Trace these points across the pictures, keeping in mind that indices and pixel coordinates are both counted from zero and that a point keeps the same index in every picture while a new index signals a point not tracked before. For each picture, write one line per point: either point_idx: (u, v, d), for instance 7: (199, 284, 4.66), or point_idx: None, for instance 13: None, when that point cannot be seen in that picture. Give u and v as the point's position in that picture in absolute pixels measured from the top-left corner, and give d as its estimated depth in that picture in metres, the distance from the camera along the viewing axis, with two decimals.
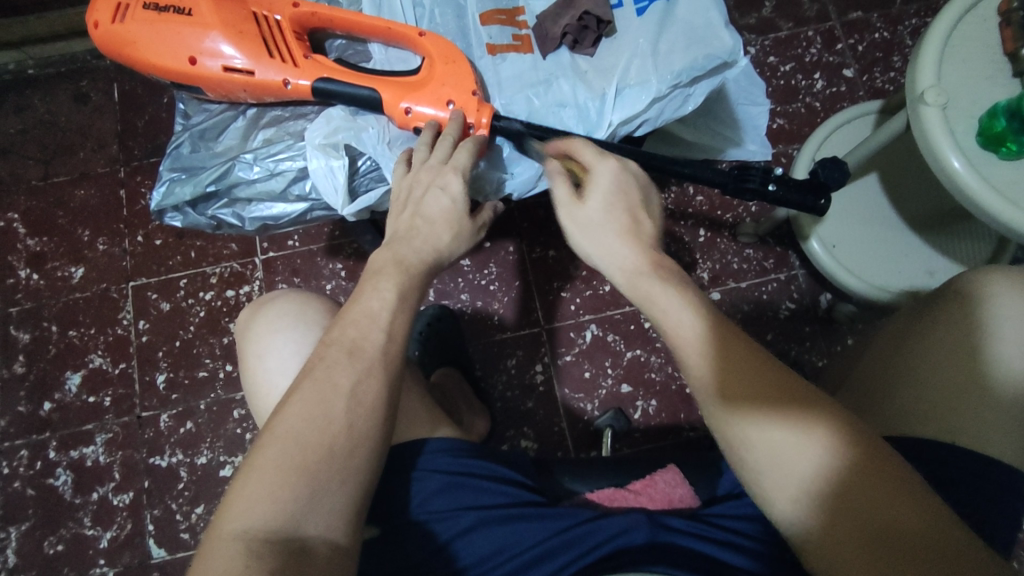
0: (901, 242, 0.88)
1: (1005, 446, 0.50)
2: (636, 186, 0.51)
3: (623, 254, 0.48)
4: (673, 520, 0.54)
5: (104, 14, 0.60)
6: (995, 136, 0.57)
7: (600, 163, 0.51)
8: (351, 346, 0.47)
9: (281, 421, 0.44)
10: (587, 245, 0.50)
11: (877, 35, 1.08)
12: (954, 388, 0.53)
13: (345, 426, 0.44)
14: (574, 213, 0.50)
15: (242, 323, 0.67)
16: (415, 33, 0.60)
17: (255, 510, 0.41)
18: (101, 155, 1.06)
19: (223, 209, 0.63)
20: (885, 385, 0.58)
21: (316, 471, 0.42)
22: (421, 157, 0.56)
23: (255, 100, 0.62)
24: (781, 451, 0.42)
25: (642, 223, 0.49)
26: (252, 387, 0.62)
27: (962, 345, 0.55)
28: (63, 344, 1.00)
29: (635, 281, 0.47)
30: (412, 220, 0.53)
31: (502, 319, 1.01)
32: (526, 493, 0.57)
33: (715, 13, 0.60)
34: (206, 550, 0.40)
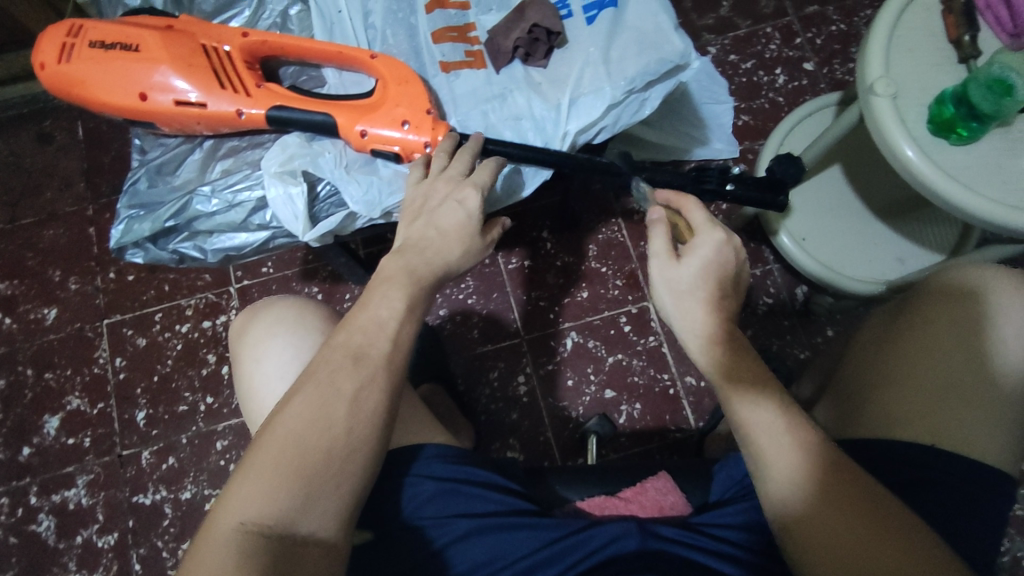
0: (869, 230, 0.89)
1: (994, 450, 0.52)
2: (735, 266, 0.50)
3: (700, 320, 0.49)
4: (663, 528, 0.53)
5: (49, 55, 0.60)
6: (946, 123, 0.57)
7: (707, 231, 0.50)
8: (356, 351, 0.46)
9: (282, 421, 0.43)
10: (672, 302, 0.50)
11: (833, 27, 1.09)
12: (953, 390, 0.54)
13: (346, 430, 0.43)
14: (665, 271, 0.50)
15: (238, 324, 0.66)
16: (367, 56, 0.60)
17: (251, 504, 0.41)
18: (68, 194, 1.05)
19: (184, 243, 0.62)
20: (876, 384, 0.58)
21: (312, 473, 0.42)
22: (439, 166, 0.55)
23: (210, 131, 0.62)
24: (763, 432, 0.47)
25: (730, 298, 0.50)
26: (246, 389, 0.61)
27: (960, 347, 0.56)
28: (40, 387, 0.98)
29: (712, 350, 0.49)
30: (425, 230, 0.52)
31: (482, 332, 1.00)
32: (517, 501, 0.56)
33: (663, 18, 0.61)
34: (203, 540, 0.40)
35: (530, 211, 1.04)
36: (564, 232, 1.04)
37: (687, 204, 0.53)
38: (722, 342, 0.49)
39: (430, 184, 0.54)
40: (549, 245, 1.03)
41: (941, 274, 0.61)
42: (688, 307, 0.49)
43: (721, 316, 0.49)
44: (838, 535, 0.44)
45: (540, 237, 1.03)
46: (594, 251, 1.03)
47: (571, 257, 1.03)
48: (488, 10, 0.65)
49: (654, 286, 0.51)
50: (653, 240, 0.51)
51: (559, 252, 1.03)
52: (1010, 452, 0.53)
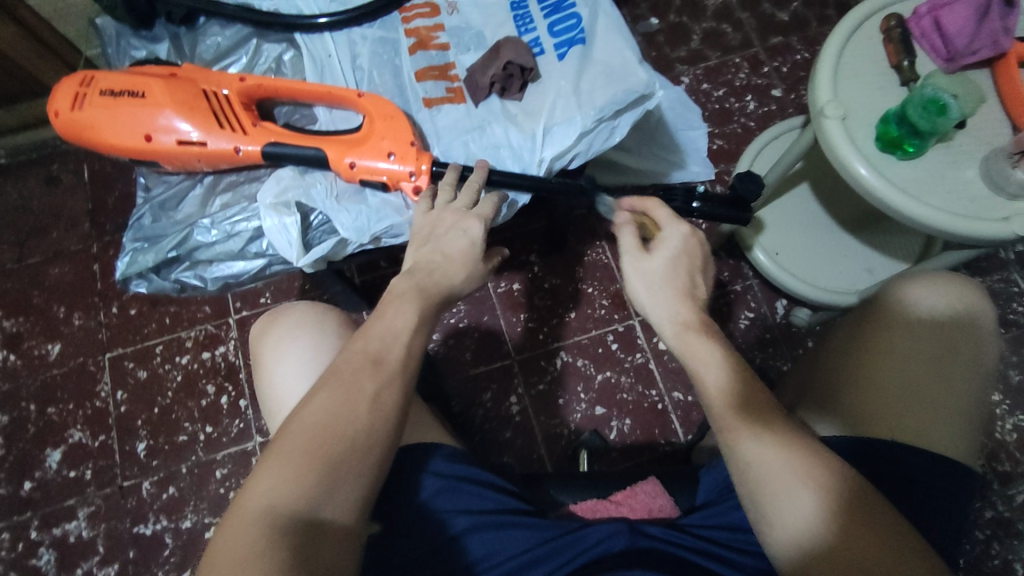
0: (839, 243, 0.93)
1: (957, 446, 0.56)
2: (699, 257, 0.56)
3: (677, 310, 0.53)
4: (650, 527, 0.56)
5: (63, 103, 0.65)
6: (892, 140, 0.62)
7: (672, 224, 0.56)
8: (375, 355, 0.49)
9: (306, 413, 0.46)
10: (643, 294, 0.54)
11: (798, 55, 1.16)
12: (919, 391, 0.58)
13: (367, 426, 0.46)
14: (639, 262, 0.55)
15: (257, 327, 0.69)
16: (355, 94, 0.65)
17: (278, 490, 0.43)
18: (73, 233, 1.10)
19: (186, 272, 0.66)
20: (845, 386, 0.62)
21: (334, 461, 0.44)
22: (445, 199, 0.59)
23: (210, 168, 0.66)
24: (784, 470, 0.46)
25: (696, 288, 0.54)
26: (265, 388, 0.64)
27: (927, 353, 0.60)
28: (42, 422, 1.01)
29: (683, 335, 0.52)
30: (431, 253, 0.56)
31: (474, 354, 1.03)
32: (512, 501, 0.59)
33: (629, 52, 0.66)
34: (231, 524, 0.42)
35: (518, 236, 1.08)
36: (550, 255, 1.08)
37: (650, 205, 0.59)
38: (699, 333, 0.51)
39: (438, 215, 0.59)
40: (536, 268, 1.07)
41: (899, 284, 0.65)
42: (658, 305, 0.53)
43: (720, 343, 0.51)
44: (861, 570, 0.44)
45: (528, 261, 1.07)
46: (580, 273, 1.07)
47: (558, 279, 1.07)
48: (466, 50, 0.71)
49: (628, 279, 0.56)
50: (624, 238, 0.57)
51: (546, 274, 1.07)
52: (969, 447, 0.57)
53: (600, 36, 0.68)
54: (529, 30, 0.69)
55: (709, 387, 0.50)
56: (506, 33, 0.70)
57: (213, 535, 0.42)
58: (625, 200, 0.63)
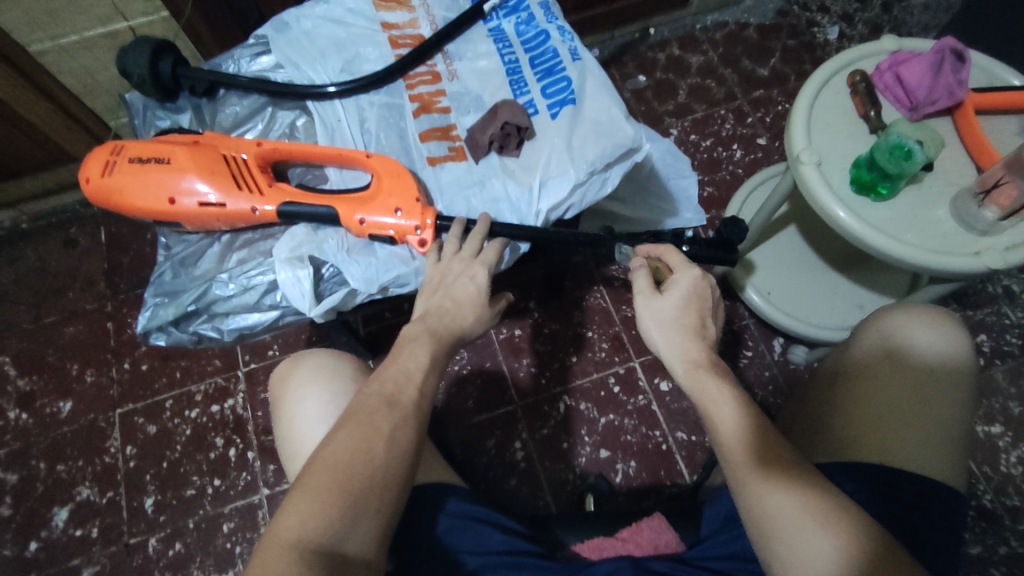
0: (828, 281, 0.96)
1: (945, 471, 0.58)
2: (710, 298, 0.59)
3: (689, 348, 0.56)
4: (655, 563, 0.58)
5: (94, 170, 0.70)
6: (865, 184, 0.66)
7: (684, 269, 0.60)
8: (389, 398, 0.52)
9: (332, 450, 0.48)
10: (657, 333, 0.58)
11: (779, 107, 1.23)
12: (903, 415, 0.60)
13: (385, 463, 0.49)
14: (652, 303, 0.59)
15: (277, 374, 0.72)
16: (363, 155, 0.70)
17: (307, 523, 0.45)
18: (89, 293, 1.14)
19: (204, 325, 0.69)
20: (830, 417, 0.64)
21: (358, 497, 0.47)
22: (453, 249, 0.63)
23: (228, 227, 0.71)
24: (795, 513, 0.48)
25: (706, 326, 0.58)
26: (286, 432, 0.66)
27: (912, 384, 0.62)
28: (51, 480, 1.02)
29: (693, 372, 0.55)
30: (442, 301, 0.59)
31: (478, 401, 1.05)
32: (524, 543, 0.60)
33: (616, 110, 0.72)
34: (263, 559, 0.43)
35: (519, 283, 1.12)
36: (550, 301, 1.11)
37: (665, 251, 0.63)
38: (707, 369, 0.55)
39: (446, 265, 0.62)
40: (537, 314, 1.10)
41: (877, 320, 0.69)
42: (668, 342, 0.57)
43: (730, 383, 0.54)
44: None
45: (529, 308, 1.11)
46: (581, 318, 1.10)
47: (559, 324, 1.10)
48: (466, 112, 0.76)
49: (641, 318, 0.60)
50: (637, 281, 0.61)
51: (547, 320, 1.10)
52: (956, 471, 0.59)
53: (589, 96, 0.74)
54: (523, 93, 0.75)
55: (727, 433, 0.52)
56: (503, 95, 0.76)
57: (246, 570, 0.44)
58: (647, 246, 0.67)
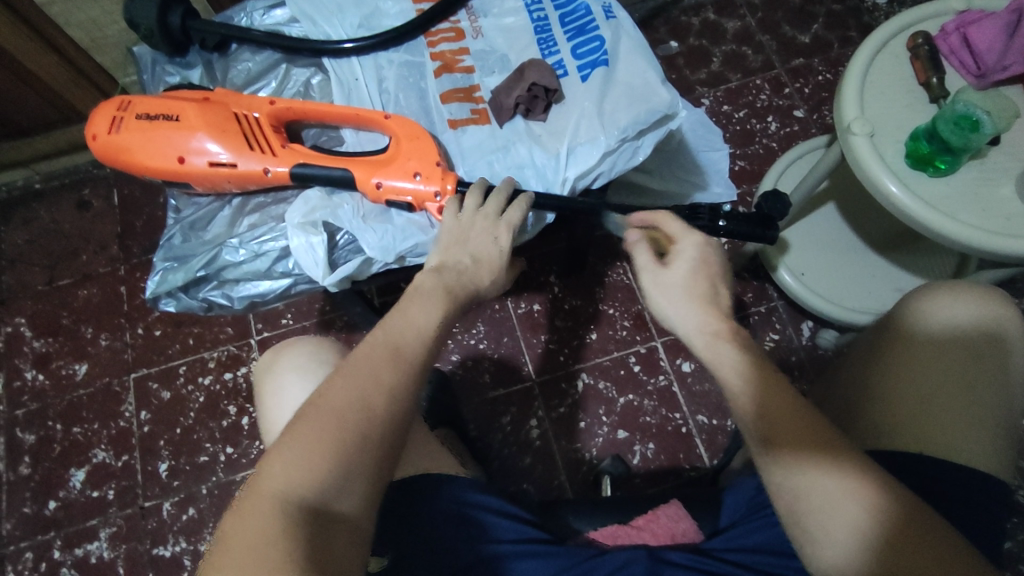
0: (866, 264, 0.91)
1: (987, 459, 0.54)
2: (717, 262, 0.54)
3: (705, 321, 0.51)
4: (673, 554, 0.55)
5: (101, 127, 0.67)
6: (923, 157, 0.61)
7: (685, 236, 0.55)
8: (393, 347, 0.49)
9: (326, 399, 0.45)
10: (669, 306, 0.53)
11: (820, 77, 1.16)
12: (943, 399, 0.57)
13: (384, 421, 0.46)
14: (658, 277, 0.54)
15: (258, 364, 0.69)
16: (381, 116, 0.66)
17: (293, 477, 0.42)
18: (102, 256, 1.12)
19: (214, 291, 0.66)
20: (863, 399, 0.61)
21: (349, 453, 0.44)
22: (475, 204, 0.59)
23: (239, 189, 0.67)
24: (835, 494, 0.45)
25: (720, 294, 0.53)
26: (269, 421, 0.64)
27: (956, 365, 0.58)
28: (67, 442, 1.02)
29: (713, 343, 0.50)
30: (460, 256, 0.56)
31: (494, 376, 1.02)
32: (532, 530, 0.57)
33: (652, 73, 0.67)
34: (243, 508, 0.42)
35: (538, 258, 1.08)
36: (570, 276, 1.07)
37: (660, 218, 0.59)
38: (728, 340, 0.50)
39: (467, 220, 0.58)
40: (557, 289, 1.07)
41: (914, 293, 0.64)
42: (680, 313, 0.52)
43: (753, 355, 0.50)
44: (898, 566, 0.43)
45: (548, 282, 1.07)
46: (601, 294, 1.06)
47: (579, 300, 1.06)
48: (491, 73, 0.71)
49: (648, 292, 0.55)
50: (638, 256, 0.56)
51: (567, 296, 1.06)
52: (1000, 459, 0.55)
53: (623, 58, 0.68)
54: (552, 53, 0.70)
55: (739, 399, 0.49)
56: (531, 55, 0.71)
57: (226, 517, 0.42)
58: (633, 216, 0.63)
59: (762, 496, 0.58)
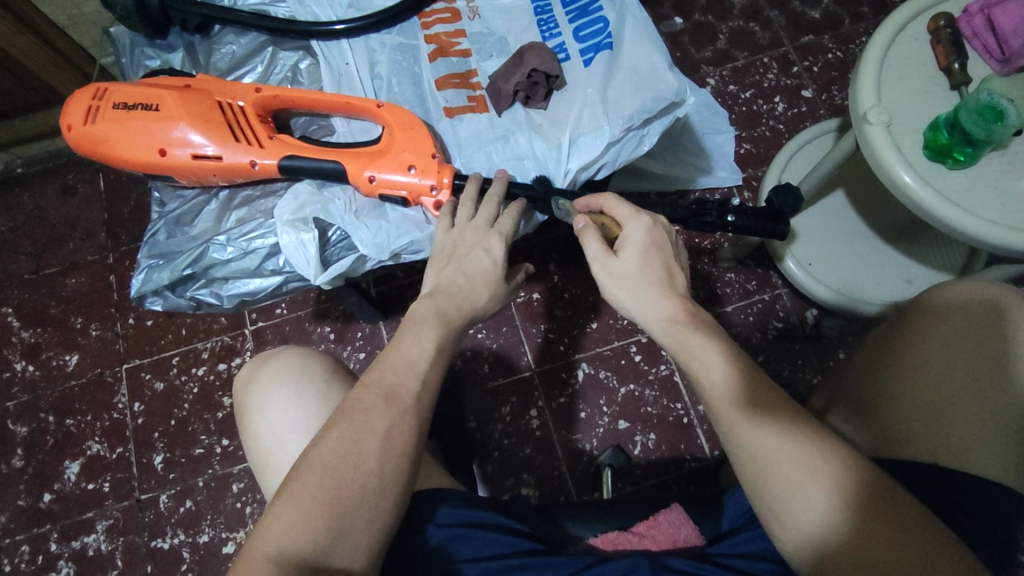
0: (875, 253, 0.89)
1: (1005, 467, 0.51)
2: (669, 244, 0.53)
3: (661, 307, 0.50)
4: (675, 560, 0.54)
5: (76, 117, 0.63)
6: (941, 148, 0.58)
7: (633, 220, 0.54)
8: (388, 391, 0.49)
9: (319, 453, 0.46)
10: (622, 295, 0.52)
11: (830, 55, 1.12)
12: (953, 404, 0.55)
13: (378, 469, 0.46)
14: (610, 269, 0.52)
15: (241, 379, 0.69)
16: (373, 105, 0.63)
17: (289, 535, 0.43)
18: (90, 244, 1.09)
19: (201, 290, 0.64)
20: (874, 405, 0.59)
21: (345, 507, 0.44)
22: (466, 215, 0.58)
23: (225, 182, 0.64)
24: (811, 469, 0.43)
25: (675, 277, 0.52)
26: (253, 441, 0.63)
27: (968, 363, 0.56)
28: (60, 434, 1.00)
29: (674, 331, 0.49)
30: (453, 275, 0.55)
31: (494, 366, 1.01)
32: (526, 542, 0.57)
33: (658, 57, 0.63)
34: (242, 567, 0.42)
35: (537, 245, 1.06)
36: (571, 264, 1.05)
37: (606, 201, 0.57)
38: (688, 325, 0.49)
39: (459, 232, 0.57)
40: (557, 277, 1.04)
41: (927, 294, 0.62)
42: (638, 301, 0.51)
43: (713, 336, 0.48)
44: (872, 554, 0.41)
45: (548, 270, 1.05)
46: None
47: (581, 288, 1.04)
48: (489, 57, 0.68)
49: (601, 282, 0.53)
50: (588, 245, 0.54)
51: (568, 284, 1.04)
52: (1020, 468, 0.52)
53: (628, 41, 0.65)
54: (553, 35, 0.67)
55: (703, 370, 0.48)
56: (531, 38, 0.67)
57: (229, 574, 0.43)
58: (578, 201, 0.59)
59: None
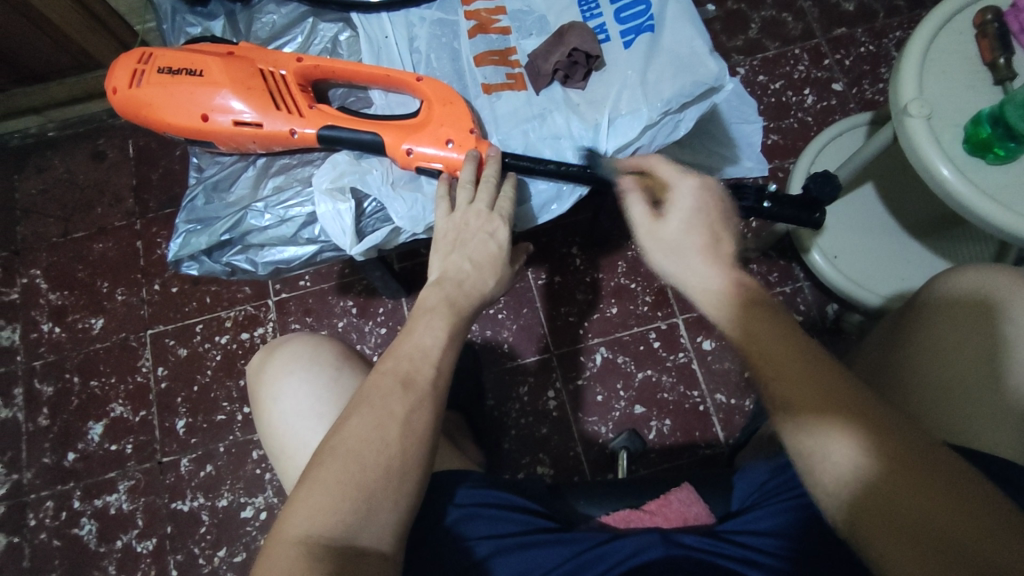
0: (901, 248, 0.89)
1: (1012, 439, 0.51)
2: (717, 207, 0.51)
3: (708, 274, 0.47)
4: (686, 537, 0.54)
5: (121, 80, 0.64)
6: (982, 142, 0.58)
7: (681, 182, 0.52)
8: (405, 376, 0.50)
9: (344, 440, 0.47)
10: (669, 264, 0.49)
11: (863, 48, 1.11)
12: (959, 381, 0.55)
13: (400, 450, 0.47)
14: (653, 231, 0.51)
15: (253, 367, 0.70)
16: (413, 78, 0.63)
17: (317, 518, 0.44)
18: (117, 209, 1.10)
19: (238, 255, 0.65)
20: (890, 383, 0.60)
21: (371, 490, 0.45)
22: (465, 198, 0.58)
23: (264, 149, 0.65)
24: (832, 456, 0.42)
25: (722, 241, 0.49)
26: (267, 429, 0.65)
27: (978, 336, 0.55)
28: (85, 395, 1.02)
29: (722, 306, 0.47)
30: (460, 263, 0.56)
31: (513, 347, 1.02)
32: (540, 519, 0.58)
33: (700, 41, 0.63)
34: (271, 551, 0.43)
35: (560, 228, 1.06)
36: (593, 250, 1.05)
37: (655, 164, 0.56)
38: (725, 287, 0.47)
39: (461, 217, 0.58)
40: (579, 261, 1.05)
41: (930, 282, 0.61)
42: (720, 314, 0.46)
43: (735, 292, 0.47)
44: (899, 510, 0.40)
45: (570, 253, 1.05)
46: (622, 268, 1.04)
47: (602, 273, 1.04)
48: (528, 36, 0.68)
49: (647, 252, 0.51)
50: (633, 210, 0.53)
51: (590, 268, 1.04)
52: None
53: (669, 24, 0.64)
54: (594, 16, 0.66)
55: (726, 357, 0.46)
56: (571, 18, 0.67)
57: (258, 559, 0.44)
58: (624, 161, 0.61)
59: (771, 484, 0.57)
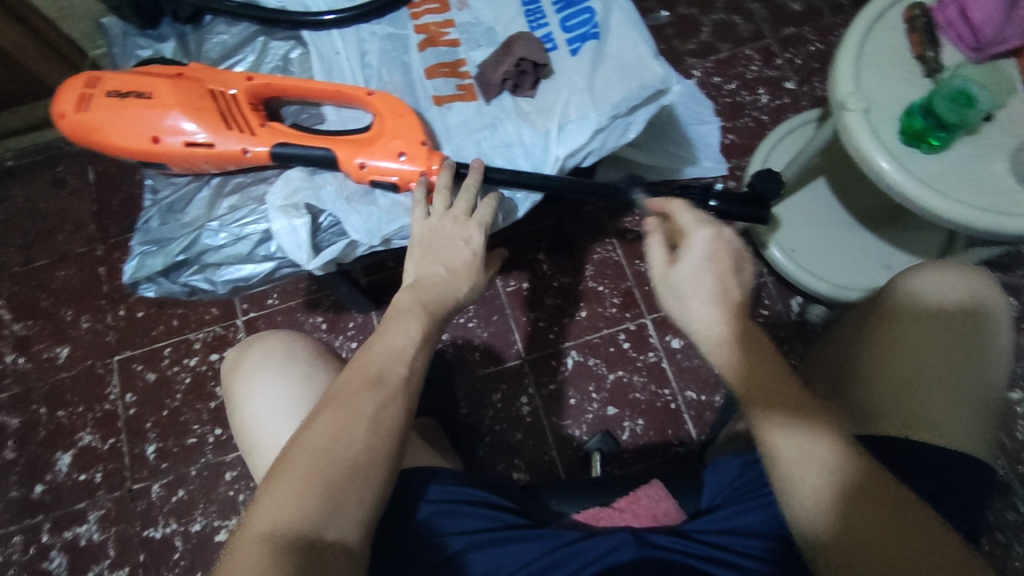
0: (854, 239, 0.92)
1: (970, 433, 0.53)
2: (732, 256, 0.47)
3: (712, 321, 0.46)
4: (658, 537, 0.55)
5: (69, 105, 0.64)
6: (916, 134, 0.60)
7: (700, 229, 0.48)
8: (375, 375, 0.50)
9: (310, 436, 0.47)
10: (676, 307, 0.48)
11: (811, 47, 1.14)
12: (927, 379, 0.56)
13: (369, 445, 0.47)
14: (666, 276, 0.48)
15: (228, 363, 0.69)
16: (364, 93, 0.64)
17: (283, 512, 0.43)
18: (79, 236, 1.09)
19: (195, 275, 0.64)
20: (852, 379, 0.60)
21: (338, 484, 0.45)
22: (442, 205, 0.59)
23: (217, 169, 0.65)
24: (830, 478, 0.44)
25: (732, 289, 0.47)
26: (240, 427, 0.64)
27: (935, 339, 0.57)
28: (52, 426, 1.00)
29: (716, 336, 0.46)
30: (431, 265, 0.56)
31: (485, 354, 1.02)
32: (511, 516, 0.58)
33: (644, 46, 0.64)
34: (236, 550, 0.42)
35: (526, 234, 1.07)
36: (559, 255, 1.06)
37: (674, 206, 0.52)
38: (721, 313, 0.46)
39: (438, 221, 0.58)
40: (546, 267, 1.06)
41: (900, 277, 0.62)
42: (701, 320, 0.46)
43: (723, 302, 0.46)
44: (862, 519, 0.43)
45: (537, 259, 1.06)
46: (590, 271, 1.06)
47: (569, 276, 1.05)
48: (477, 46, 0.69)
49: (659, 292, 0.49)
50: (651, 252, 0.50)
51: (556, 273, 1.05)
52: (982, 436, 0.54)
53: (613, 31, 0.66)
54: (541, 25, 0.68)
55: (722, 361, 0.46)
56: (518, 28, 0.68)
57: (223, 561, 0.43)
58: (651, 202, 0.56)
59: (744, 480, 0.58)
